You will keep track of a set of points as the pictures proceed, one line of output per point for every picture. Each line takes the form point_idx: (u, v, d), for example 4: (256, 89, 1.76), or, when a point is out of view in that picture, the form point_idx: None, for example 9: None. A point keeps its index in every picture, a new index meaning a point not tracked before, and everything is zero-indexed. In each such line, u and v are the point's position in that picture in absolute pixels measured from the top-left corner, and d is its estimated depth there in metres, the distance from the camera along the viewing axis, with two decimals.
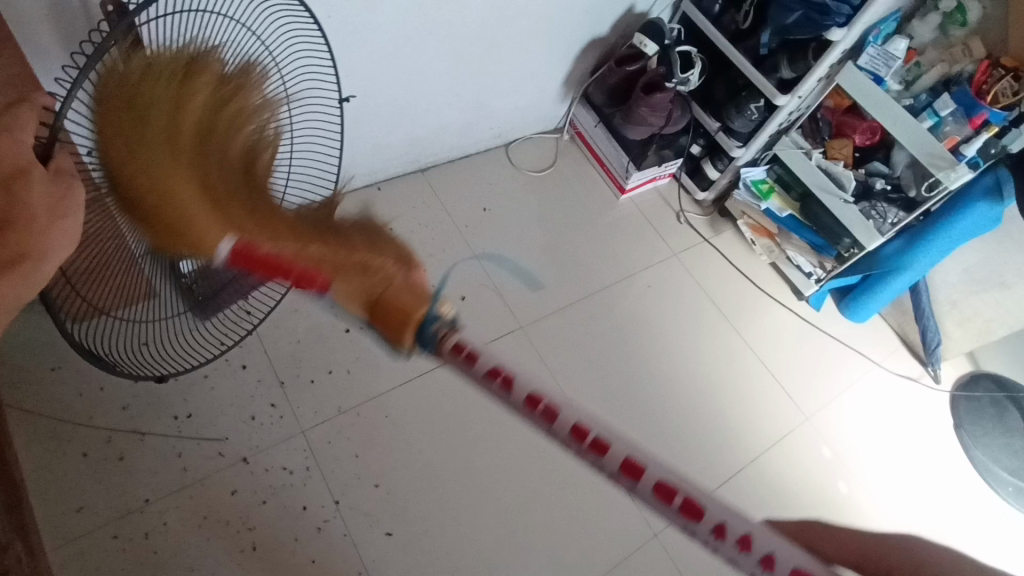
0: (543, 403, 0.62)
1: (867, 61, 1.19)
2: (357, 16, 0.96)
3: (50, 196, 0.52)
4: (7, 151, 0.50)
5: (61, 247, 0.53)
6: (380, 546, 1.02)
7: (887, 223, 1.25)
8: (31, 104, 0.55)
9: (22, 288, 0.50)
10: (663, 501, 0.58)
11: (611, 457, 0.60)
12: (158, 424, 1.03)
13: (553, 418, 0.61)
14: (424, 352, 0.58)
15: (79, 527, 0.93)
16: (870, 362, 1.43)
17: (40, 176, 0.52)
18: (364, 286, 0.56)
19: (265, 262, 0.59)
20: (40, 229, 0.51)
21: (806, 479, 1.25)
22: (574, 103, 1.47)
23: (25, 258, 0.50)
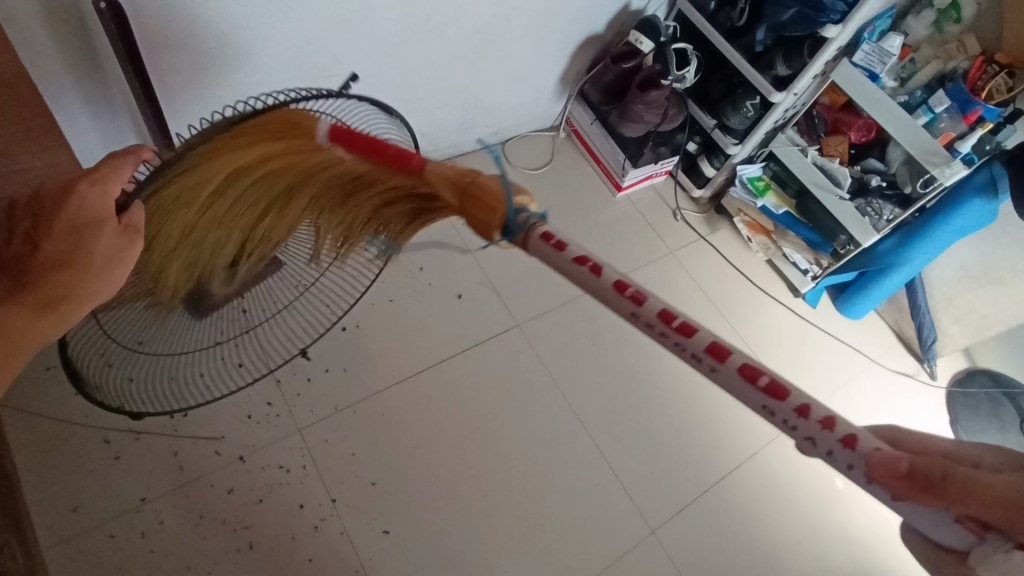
0: (631, 289, 0.58)
1: (862, 58, 1.19)
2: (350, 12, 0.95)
3: (113, 247, 0.54)
4: (89, 203, 0.53)
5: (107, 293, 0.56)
6: (377, 544, 1.02)
7: (882, 220, 1.26)
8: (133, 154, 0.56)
9: (54, 325, 0.55)
10: (747, 381, 0.53)
11: (698, 340, 0.55)
12: (154, 423, 1.03)
13: (642, 302, 0.57)
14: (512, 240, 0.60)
15: (75, 526, 0.93)
16: (866, 358, 1.43)
17: (110, 229, 0.54)
18: (448, 185, 0.59)
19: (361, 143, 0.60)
20: (90, 276, 0.54)
21: (803, 476, 1.25)
22: (570, 101, 1.47)
23: (63, 301, 0.55)
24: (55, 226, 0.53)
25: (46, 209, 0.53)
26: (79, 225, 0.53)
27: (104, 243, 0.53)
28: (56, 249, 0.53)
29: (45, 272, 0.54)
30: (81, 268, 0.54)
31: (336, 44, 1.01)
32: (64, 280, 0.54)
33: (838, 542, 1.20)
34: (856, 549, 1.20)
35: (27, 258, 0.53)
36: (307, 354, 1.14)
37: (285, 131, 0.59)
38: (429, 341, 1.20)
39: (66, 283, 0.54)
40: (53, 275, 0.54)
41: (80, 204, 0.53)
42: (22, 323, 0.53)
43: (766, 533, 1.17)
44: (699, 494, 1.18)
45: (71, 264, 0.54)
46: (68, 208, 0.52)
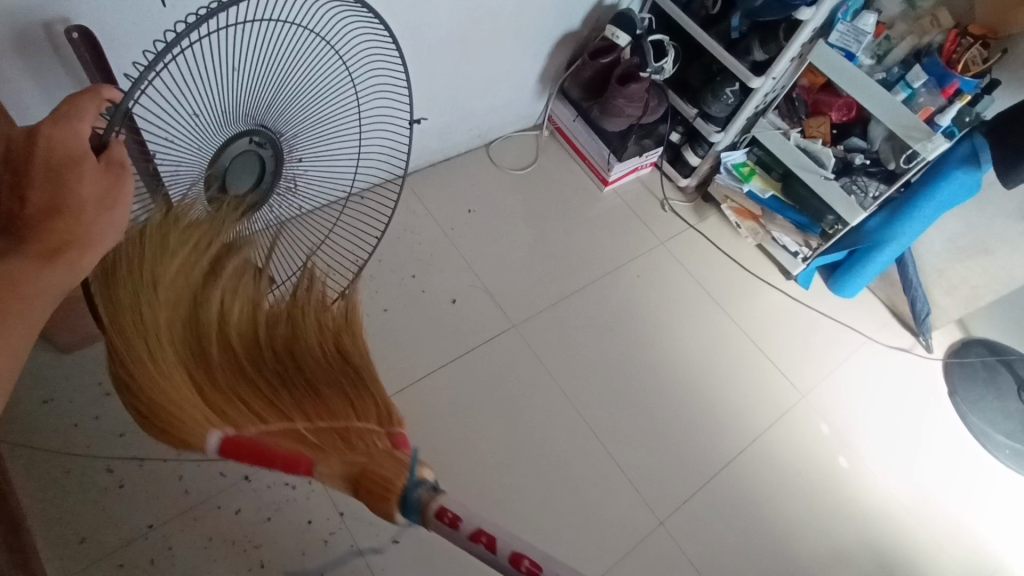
0: (484, 537, 0.64)
1: (838, 38, 1.20)
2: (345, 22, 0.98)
3: (99, 184, 0.56)
4: (62, 142, 0.54)
5: (107, 234, 0.58)
6: (388, 554, 1.02)
7: (868, 197, 1.27)
8: (95, 92, 0.57)
9: (71, 274, 0.56)
10: None
11: None
12: (156, 448, 1.03)
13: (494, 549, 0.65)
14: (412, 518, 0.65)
15: (85, 557, 0.93)
16: (861, 335, 1.44)
17: (91, 166, 0.56)
18: (347, 468, 0.66)
19: (252, 457, 0.65)
20: (87, 220, 0.57)
21: (806, 458, 1.25)
22: (551, 99, 1.47)
23: (68, 247, 0.56)
24: (35, 174, 0.54)
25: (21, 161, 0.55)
26: (67, 162, 0.55)
27: (91, 178, 0.56)
28: (44, 197, 0.55)
29: (41, 222, 0.55)
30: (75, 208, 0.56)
31: None
32: (58, 227, 0.56)
33: (846, 520, 1.21)
34: (864, 527, 1.21)
35: (18, 215, 0.55)
36: None
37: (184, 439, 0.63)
38: (426, 349, 1.20)
39: (64, 231, 0.56)
40: (48, 224, 0.55)
41: (49, 145, 0.54)
42: (31, 273, 0.53)
43: (774, 517, 1.18)
44: (704, 483, 1.19)
45: (62, 203, 0.55)
46: (40, 151, 0.53)
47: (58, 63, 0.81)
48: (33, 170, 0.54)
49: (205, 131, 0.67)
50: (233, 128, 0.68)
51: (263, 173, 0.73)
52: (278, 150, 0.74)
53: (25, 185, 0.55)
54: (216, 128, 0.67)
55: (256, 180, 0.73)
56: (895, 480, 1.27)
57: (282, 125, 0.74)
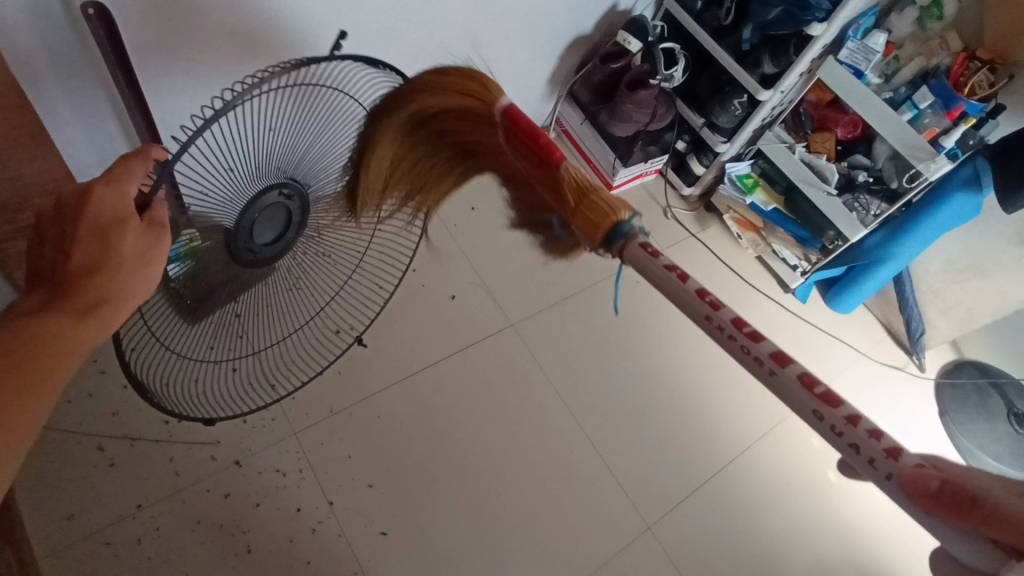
0: (710, 296, 0.60)
1: (847, 56, 1.20)
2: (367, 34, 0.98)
3: (139, 246, 0.54)
4: (108, 203, 0.52)
5: (141, 294, 0.55)
6: (375, 545, 1.02)
7: (869, 215, 1.28)
8: (145, 155, 0.55)
9: (101, 329, 0.54)
10: (805, 387, 0.54)
11: (764, 345, 0.56)
12: (148, 429, 1.02)
13: (718, 308, 0.59)
14: (612, 247, 0.63)
15: (72, 534, 0.93)
16: (856, 352, 1.45)
17: (134, 228, 0.53)
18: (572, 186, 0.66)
19: (528, 131, 0.68)
20: (122, 279, 0.54)
21: (796, 470, 1.26)
22: (559, 101, 1.48)
23: (103, 304, 0.54)
24: (78, 230, 0.52)
25: (68, 216, 0.53)
26: (108, 224, 0.53)
27: (131, 240, 0.53)
28: (83, 256, 0.53)
29: (78, 279, 0.53)
30: (111, 269, 0.53)
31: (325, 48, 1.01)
32: (93, 289, 0.53)
33: (833, 532, 1.21)
34: (850, 540, 1.21)
35: (60, 269, 0.53)
36: None
37: (483, 95, 0.70)
38: (423, 343, 1.20)
39: (96, 293, 0.53)
40: (83, 282, 0.53)
41: (98, 205, 0.52)
42: (63, 332, 0.52)
43: (762, 526, 1.19)
44: (695, 489, 1.19)
45: (100, 265, 0.53)
46: (89, 211, 0.52)
47: None
48: (76, 230, 0.52)
49: (239, 183, 0.63)
50: (267, 181, 0.65)
51: (289, 225, 0.70)
52: (306, 202, 0.71)
53: (66, 242, 0.53)
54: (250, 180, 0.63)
55: (281, 232, 0.69)
56: (883, 495, 1.27)
57: (312, 176, 0.71)
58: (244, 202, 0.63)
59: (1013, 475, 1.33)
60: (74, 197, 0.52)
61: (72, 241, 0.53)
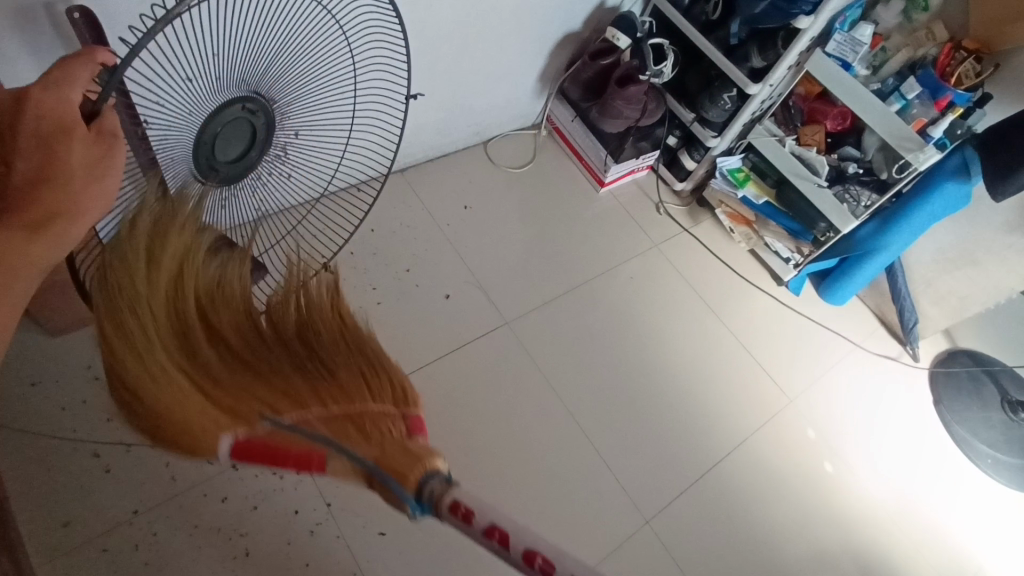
0: (497, 530, 0.65)
1: (834, 48, 1.21)
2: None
3: (90, 156, 0.57)
4: (52, 110, 0.55)
5: (96, 207, 0.58)
6: (374, 545, 1.02)
7: (860, 206, 1.28)
8: (87, 56, 0.57)
9: (56, 247, 0.56)
10: None
11: None
12: (144, 434, 1.02)
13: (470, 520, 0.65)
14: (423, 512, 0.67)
15: (69, 541, 0.92)
16: (850, 342, 1.45)
17: (81, 138, 0.56)
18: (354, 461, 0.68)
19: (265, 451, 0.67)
20: (74, 191, 0.57)
21: (793, 462, 1.26)
22: (549, 99, 1.48)
23: (57, 216, 0.56)
24: (21, 142, 0.54)
25: (10, 127, 0.54)
26: (59, 132, 0.55)
27: (82, 153, 0.56)
28: (26, 165, 0.55)
29: (26, 190, 0.55)
30: (64, 180, 0.56)
31: None
32: (42, 199, 0.56)
33: (830, 524, 1.22)
34: (847, 531, 1.22)
35: (5, 181, 0.55)
36: None
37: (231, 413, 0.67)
38: (418, 342, 1.20)
39: (48, 205, 0.56)
40: (32, 195, 0.55)
41: (38, 113, 0.54)
42: (16, 245, 0.54)
43: (759, 519, 1.19)
44: (693, 483, 1.19)
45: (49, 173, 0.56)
46: (29, 119, 0.54)
47: (58, 42, 0.80)
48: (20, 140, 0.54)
49: (195, 97, 0.68)
50: (226, 96, 0.69)
51: (252, 145, 0.74)
52: (270, 122, 0.76)
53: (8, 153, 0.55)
54: (205, 93, 0.68)
55: (245, 150, 0.74)
56: (880, 486, 1.28)
57: (273, 92, 0.75)
58: (202, 119, 0.68)
59: (1008, 462, 1.34)
60: (13, 104, 0.54)
61: (14, 152, 0.54)
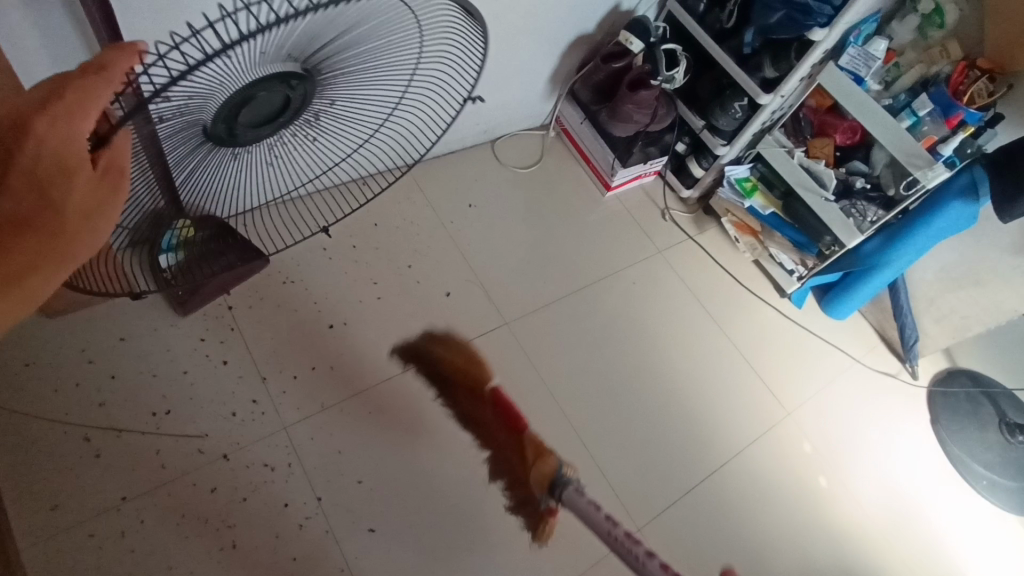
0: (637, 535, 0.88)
1: (848, 61, 1.20)
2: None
3: (87, 198, 0.53)
4: (53, 146, 0.50)
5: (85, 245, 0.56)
6: (363, 541, 1.01)
7: (866, 221, 1.27)
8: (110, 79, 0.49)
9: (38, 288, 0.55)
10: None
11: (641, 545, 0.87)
12: (135, 421, 1.01)
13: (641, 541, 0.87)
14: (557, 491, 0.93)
15: (54, 525, 0.91)
16: (849, 357, 1.45)
17: (81, 179, 0.52)
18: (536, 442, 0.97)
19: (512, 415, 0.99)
20: (65, 234, 0.54)
21: (787, 476, 1.26)
22: (559, 100, 1.47)
23: (41, 261, 0.53)
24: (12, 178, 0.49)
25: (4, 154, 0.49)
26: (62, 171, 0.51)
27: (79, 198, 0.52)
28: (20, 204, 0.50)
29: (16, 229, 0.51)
30: (56, 223, 0.53)
31: None
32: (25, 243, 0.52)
33: (821, 538, 1.21)
34: (838, 546, 1.21)
35: None
36: (294, 352, 1.13)
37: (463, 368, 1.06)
38: (417, 340, 1.19)
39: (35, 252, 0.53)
40: (18, 235, 0.51)
41: (37, 150, 0.49)
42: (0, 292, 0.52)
43: (751, 531, 1.18)
44: (687, 493, 1.19)
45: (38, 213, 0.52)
46: (27, 155, 0.49)
47: (66, 21, 0.79)
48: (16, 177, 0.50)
49: (234, 73, 0.56)
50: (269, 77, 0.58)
51: (283, 110, 0.64)
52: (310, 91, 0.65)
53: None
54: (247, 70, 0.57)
55: (272, 116, 0.64)
56: (873, 504, 1.27)
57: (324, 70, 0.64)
58: (235, 89, 0.58)
59: (1004, 484, 1.33)
60: (17, 126, 0.49)
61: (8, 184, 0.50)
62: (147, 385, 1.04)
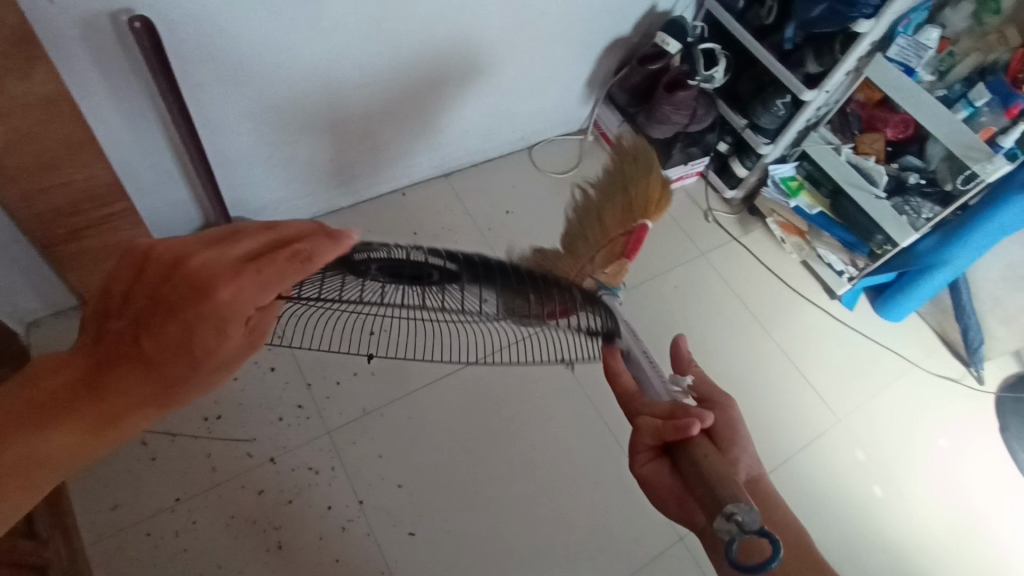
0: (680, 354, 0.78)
1: (897, 52, 1.16)
2: (388, 33, 1.02)
3: (234, 351, 0.40)
4: (228, 304, 0.38)
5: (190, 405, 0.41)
6: (403, 544, 1.03)
7: (921, 219, 1.21)
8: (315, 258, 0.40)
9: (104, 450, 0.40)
10: None
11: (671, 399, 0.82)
12: (189, 426, 1.06)
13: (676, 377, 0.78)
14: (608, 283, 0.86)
15: (115, 524, 0.97)
16: (908, 361, 1.38)
17: (235, 338, 0.40)
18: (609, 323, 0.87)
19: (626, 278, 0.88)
20: (178, 395, 0.40)
21: (838, 485, 1.21)
22: (597, 104, 1.47)
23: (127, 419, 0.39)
24: (167, 324, 0.38)
25: (162, 288, 0.38)
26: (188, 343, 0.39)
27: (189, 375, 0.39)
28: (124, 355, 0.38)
29: (103, 367, 0.38)
30: (155, 381, 0.39)
31: (364, 55, 1.03)
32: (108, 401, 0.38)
33: (877, 551, 1.16)
34: (895, 559, 1.16)
35: (115, 343, 0.38)
36: (336, 360, 1.16)
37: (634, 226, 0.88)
38: None
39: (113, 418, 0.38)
40: (105, 388, 0.38)
41: (208, 298, 0.38)
42: (66, 450, 0.38)
43: None
44: None
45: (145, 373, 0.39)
46: (181, 287, 0.38)
47: (117, 49, 0.85)
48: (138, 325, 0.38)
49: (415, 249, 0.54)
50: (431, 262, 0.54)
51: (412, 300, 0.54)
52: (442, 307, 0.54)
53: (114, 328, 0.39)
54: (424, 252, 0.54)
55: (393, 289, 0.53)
56: (933, 515, 1.21)
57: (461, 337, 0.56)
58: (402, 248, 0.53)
59: None
60: (174, 264, 0.39)
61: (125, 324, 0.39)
62: None
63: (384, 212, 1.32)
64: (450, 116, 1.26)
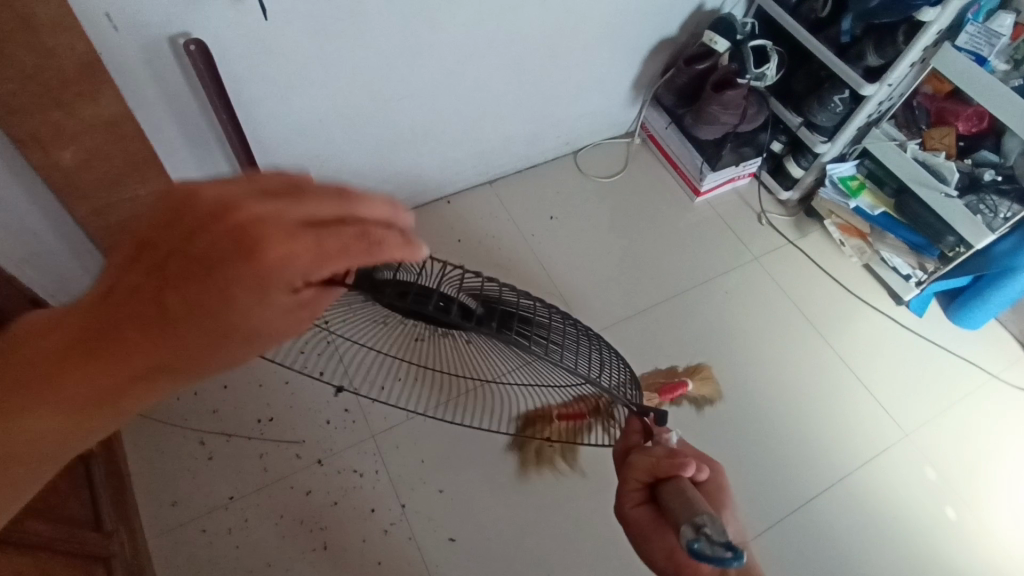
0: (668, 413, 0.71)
1: (966, 41, 1.08)
2: (428, 47, 1.04)
3: (268, 323, 0.35)
4: (273, 276, 0.33)
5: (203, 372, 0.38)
6: (443, 550, 1.04)
7: (998, 217, 1.12)
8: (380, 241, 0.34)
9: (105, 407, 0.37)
10: None
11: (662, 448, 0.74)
12: (242, 426, 1.11)
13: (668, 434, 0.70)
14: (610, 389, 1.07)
15: (175, 519, 1.03)
16: (984, 372, 1.28)
17: (270, 309, 0.35)
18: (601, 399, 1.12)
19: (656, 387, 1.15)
20: (191, 360, 0.36)
21: (904, 505, 1.13)
22: (644, 106, 1.44)
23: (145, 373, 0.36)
24: (191, 279, 0.33)
25: (194, 243, 0.34)
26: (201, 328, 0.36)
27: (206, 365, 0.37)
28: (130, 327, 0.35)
29: (128, 313, 0.34)
30: (172, 339, 0.35)
31: (406, 69, 1.05)
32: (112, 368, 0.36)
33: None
34: None
35: (145, 286, 0.34)
36: None
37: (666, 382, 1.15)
38: None
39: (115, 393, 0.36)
40: (123, 340, 0.35)
41: (252, 255, 0.32)
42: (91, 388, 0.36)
43: (860, 564, 1.08)
44: (783, 517, 1.10)
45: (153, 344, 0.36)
46: (222, 243, 0.33)
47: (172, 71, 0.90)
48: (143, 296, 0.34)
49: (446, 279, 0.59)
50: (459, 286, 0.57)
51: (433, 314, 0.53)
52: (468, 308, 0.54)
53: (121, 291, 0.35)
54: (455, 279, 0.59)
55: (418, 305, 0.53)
56: (1012, 541, 1.12)
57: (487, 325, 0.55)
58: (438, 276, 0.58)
59: None
60: (221, 211, 0.33)
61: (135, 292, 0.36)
62: (253, 395, 1.14)
63: (428, 220, 1.34)
64: (494, 124, 1.27)
